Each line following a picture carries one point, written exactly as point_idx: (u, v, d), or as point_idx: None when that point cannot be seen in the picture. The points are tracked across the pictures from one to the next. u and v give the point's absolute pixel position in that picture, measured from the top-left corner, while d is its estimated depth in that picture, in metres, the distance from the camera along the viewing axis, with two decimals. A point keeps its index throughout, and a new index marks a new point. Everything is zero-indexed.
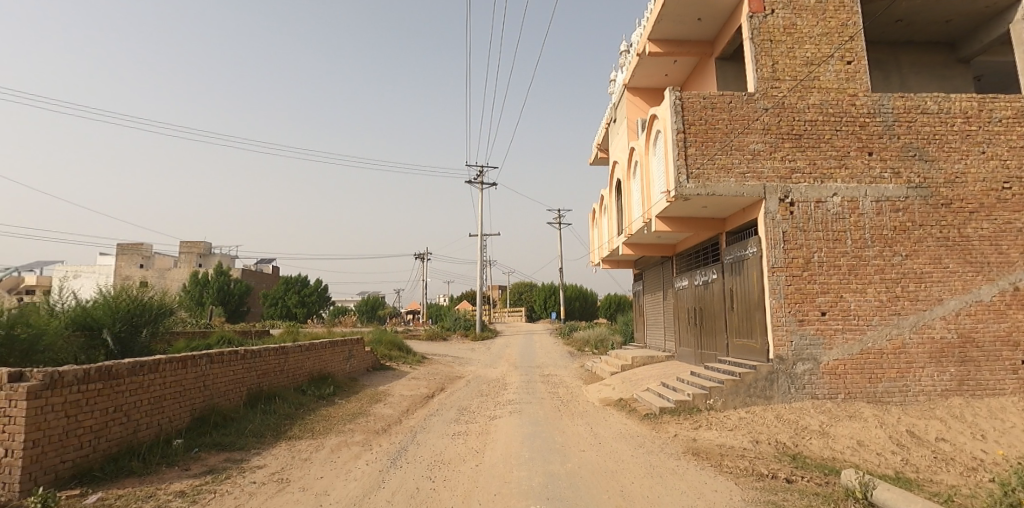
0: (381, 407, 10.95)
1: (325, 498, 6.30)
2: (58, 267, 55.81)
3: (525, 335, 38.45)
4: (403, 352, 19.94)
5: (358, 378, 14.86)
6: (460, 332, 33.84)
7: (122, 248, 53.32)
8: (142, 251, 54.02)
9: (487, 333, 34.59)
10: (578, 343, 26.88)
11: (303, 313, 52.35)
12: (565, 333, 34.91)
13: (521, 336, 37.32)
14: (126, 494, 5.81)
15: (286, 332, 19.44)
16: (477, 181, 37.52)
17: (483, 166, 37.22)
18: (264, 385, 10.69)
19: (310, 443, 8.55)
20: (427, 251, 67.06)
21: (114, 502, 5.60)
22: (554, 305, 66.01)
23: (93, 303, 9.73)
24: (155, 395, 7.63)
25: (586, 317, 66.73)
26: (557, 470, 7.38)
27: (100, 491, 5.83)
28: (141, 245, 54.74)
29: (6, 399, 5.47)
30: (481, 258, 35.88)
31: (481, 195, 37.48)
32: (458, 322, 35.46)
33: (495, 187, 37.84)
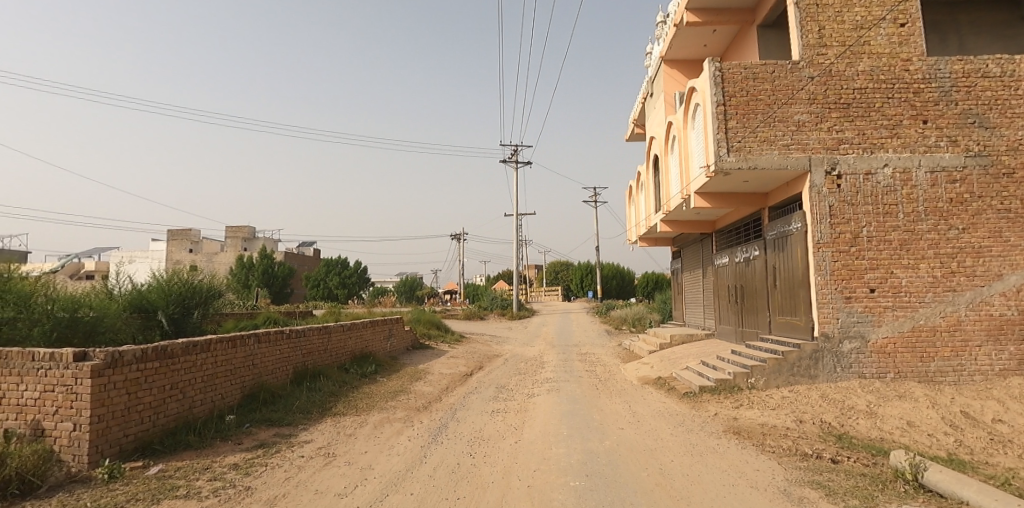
0: (422, 385, 11.23)
1: (370, 472, 6.58)
2: (117, 251, 59.18)
3: (562, 314, 38.36)
4: (442, 331, 20.37)
5: (398, 356, 15.28)
6: (498, 312, 34.16)
7: (172, 234, 56.24)
8: (190, 237, 56.68)
9: (524, 312, 34.71)
10: (615, 321, 26.69)
11: (344, 294, 54.06)
12: (602, 310, 34.78)
13: (557, 315, 37.49)
14: (184, 466, 6.24)
15: (329, 312, 20.10)
16: (512, 159, 36.96)
17: (518, 146, 37.73)
18: (309, 363, 11.13)
19: (354, 419, 8.91)
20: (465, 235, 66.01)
21: (173, 473, 6.00)
22: (590, 284, 65.64)
23: (147, 286, 10.29)
24: (208, 373, 8.09)
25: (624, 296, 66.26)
26: (595, 447, 7.47)
27: (161, 463, 6.30)
28: (189, 230, 57.33)
29: (74, 377, 5.97)
30: (517, 237, 35.63)
31: (518, 174, 37.38)
32: (495, 302, 35.91)
33: (530, 165, 38.29)
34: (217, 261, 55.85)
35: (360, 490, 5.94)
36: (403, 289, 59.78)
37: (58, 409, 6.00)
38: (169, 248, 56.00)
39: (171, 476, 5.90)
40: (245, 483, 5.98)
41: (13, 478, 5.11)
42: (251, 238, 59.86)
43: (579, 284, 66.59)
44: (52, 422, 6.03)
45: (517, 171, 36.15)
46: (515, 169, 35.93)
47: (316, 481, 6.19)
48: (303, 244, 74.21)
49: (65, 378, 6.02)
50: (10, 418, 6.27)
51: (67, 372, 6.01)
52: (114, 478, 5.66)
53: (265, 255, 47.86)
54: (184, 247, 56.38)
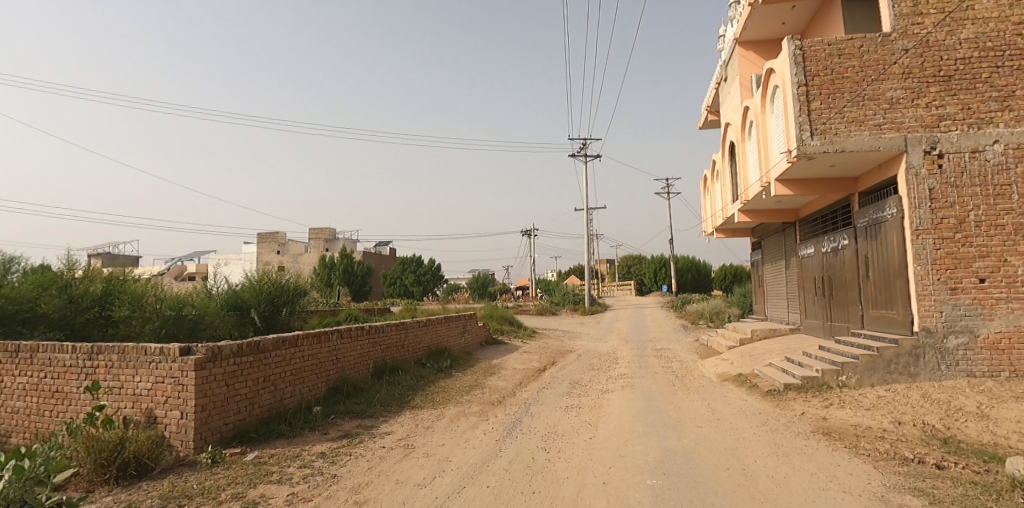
0: (495, 380, 11.47)
1: (447, 464, 6.90)
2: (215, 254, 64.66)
3: (636, 309, 37.45)
4: (514, 326, 20.59)
5: (472, 351, 15.64)
6: (571, 307, 33.98)
7: (261, 238, 60.64)
8: (278, 239, 60.97)
9: (596, 307, 34.28)
10: (691, 316, 25.76)
11: (419, 291, 55.99)
12: (677, 304, 33.71)
13: (630, 309, 36.78)
14: (278, 453, 7.13)
15: (405, 309, 20.89)
16: (581, 153, 36.89)
17: (587, 138, 37.36)
18: (388, 357, 11.67)
19: (431, 412, 9.29)
20: (534, 228, 65.21)
21: (268, 460, 6.95)
22: (666, 279, 63.74)
23: (241, 286, 11.23)
24: (296, 367, 8.78)
25: (701, 290, 63.70)
26: (671, 445, 7.32)
27: (257, 450, 7.17)
28: (277, 233, 61.56)
29: (181, 369, 6.89)
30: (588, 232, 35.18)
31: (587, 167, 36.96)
32: (567, 297, 35.80)
33: (600, 159, 37.75)
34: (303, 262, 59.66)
35: (438, 481, 6.23)
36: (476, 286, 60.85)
37: (167, 399, 6.94)
38: (261, 250, 60.48)
39: (265, 463, 6.81)
40: (331, 471, 6.64)
41: (131, 461, 6.24)
42: (333, 239, 63.23)
43: (653, 279, 64.73)
44: (163, 411, 6.96)
45: (586, 165, 35.73)
46: (584, 163, 35.43)
47: (396, 472, 6.60)
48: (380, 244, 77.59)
49: (174, 370, 6.93)
50: (127, 406, 7.18)
51: (175, 365, 6.93)
52: (216, 463, 6.61)
53: (346, 255, 50.48)
54: (273, 249, 60.63)
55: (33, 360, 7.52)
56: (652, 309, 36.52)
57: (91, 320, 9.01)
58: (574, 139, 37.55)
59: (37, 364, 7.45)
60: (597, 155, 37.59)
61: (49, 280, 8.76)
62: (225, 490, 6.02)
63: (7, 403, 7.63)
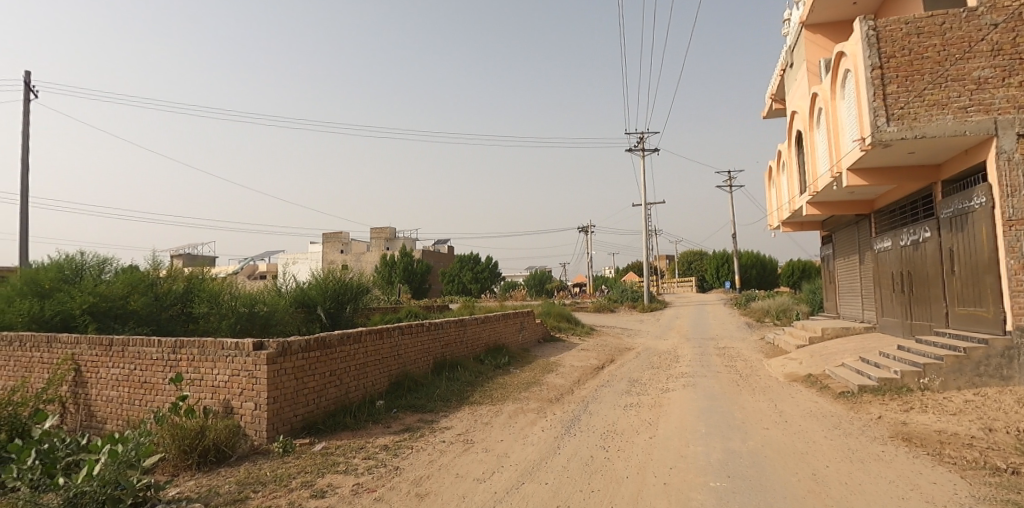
0: (554, 377, 11.36)
1: (506, 460, 6.97)
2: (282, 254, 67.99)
3: (696, 306, 36.32)
4: (572, 323, 20.46)
5: (530, 348, 15.60)
6: (629, 304, 33.40)
7: (326, 237, 63.22)
8: (342, 238, 63.21)
9: (656, 305, 33.48)
10: (757, 313, 24.77)
11: (478, 289, 56.40)
12: (742, 301, 32.43)
13: (691, 307, 35.73)
14: (343, 444, 7.36)
15: (465, 306, 21.14)
16: (638, 147, 35.89)
17: (645, 131, 36.15)
18: (448, 354, 11.77)
19: (489, 408, 9.29)
20: (590, 225, 64.41)
21: (334, 450, 7.16)
22: (727, 275, 61.91)
23: (308, 284, 11.59)
24: (360, 362, 8.96)
25: (765, 287, 61.21)
26: (737, 446, 7.02)
27: (324, 441, 7.42)
28: (341, 233, 63.92)
29: (255, 363, 7.18)
30: (646, 228, 34.46)
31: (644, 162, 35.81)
32: (626, 294, 35.25)
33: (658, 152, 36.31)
34: (364, 260, 61.77)
35: (497, 477, 6.33)
36: (532, 282, 61.16)
37: (242, 390, 7.25)
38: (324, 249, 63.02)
39: (333, 453, 7.07)
40: (394, 463, 6.89)
41: (210, 447, 6.63)
42: (392, 238, 64.82)
43: (715, 276, 63.12)
44: (239, 402, 7.28)
45: (644, 160, 34.92)
46: (642, 158, 34.61)
47: (456, 466, 6.76)
48: (436, 242, 79.11)
49: (248, 363, 7.23)
50: (206, 397, 7.53)
51: (249, 359, 7.22)
52: (287, 452, 6.90)
53: (406, 253, 51.70)
54: (337, 249, 62.96)
55: (126, 354, 7.91)
56: (715, 306, 35.34)
57: (174, 317, 9.53)
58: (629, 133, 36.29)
59: (128, 357, 7.87)
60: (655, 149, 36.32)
61: (137, 280, 9.36)
62: (296, 477, 6.32)
63: (100, 391, 7.99)
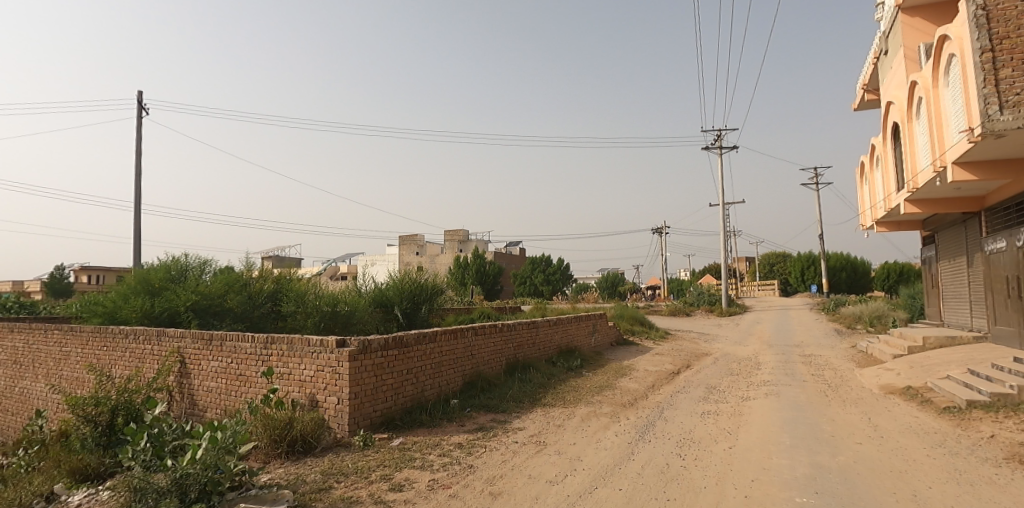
0: (627, 381, 11.13)
1: (579, 464, 6.88)
2: (361, 256, 71.50)
3: (780, 310, 34.43)
4: (645, 327, 20.02)
5: (603, 352, 15.39)
6: (706, 308, 32.26)
7: (403, 240, 65.76)
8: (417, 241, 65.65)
9: (735, 309, 32.12)
10: (848, 319, 23.10)
11: (549, 290, 56.57)
12: (831, 306, 30.40)
13: (775, 311, 33.92)
14: (419, 441, 7.55)
15: (537, 307, 21.19)
16: (713, 146, 34.12)
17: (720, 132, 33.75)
18: (520, 355, 11.79)
19: (562, 411, 9.24)
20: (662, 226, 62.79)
21: (411, 446, 7.36)
22: (812, 278, 58.45)
23: (386, 285, 12.00)
24: (435, 361, 9.16)
25: (854, 290, 57.17)
26: (825, 461, 6.58)
27: (401, 436, 7.65)
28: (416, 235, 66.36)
29: (338, 359, 7.51)
30: (724, 228, 33.13)
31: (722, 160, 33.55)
32: (702, 297, 34.06)
33: (737, 149, 33.58)
34: (439, 262, 63.75)
35: (570, 479, 6.29)
36: (604, 285, 60.73)
37: (326, 385, 7.61)
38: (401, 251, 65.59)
39: (409, 448, 7.26)
40: (468, 461, 6.98)
41: (298, 438, 7.02)
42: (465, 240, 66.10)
43: (800, 278, 59.92)
44: (323, 396, 7.64)
45: (722, 158, 33.55)
46: (719, 156, 33.25)
47: (529, 467, 6.76)
48: (508, 243, 80.15)
49: (332, 360, 7.58)
50: (294, 390, 7.95)
51: (333, 355, 7.57)
52: (367, 445, 7.18)
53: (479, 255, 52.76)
54: (414, 251, 65.30)
55: (224, 348, 8.51)
56: (801, 311, 33.34)
57: (265, 314, 10.21)
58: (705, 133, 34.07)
59: (226, 351, 8.46)
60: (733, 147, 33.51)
61: (233, 281, 10.07)
62: (375, 470, 6.53)
63: (201, 382, 8.65)
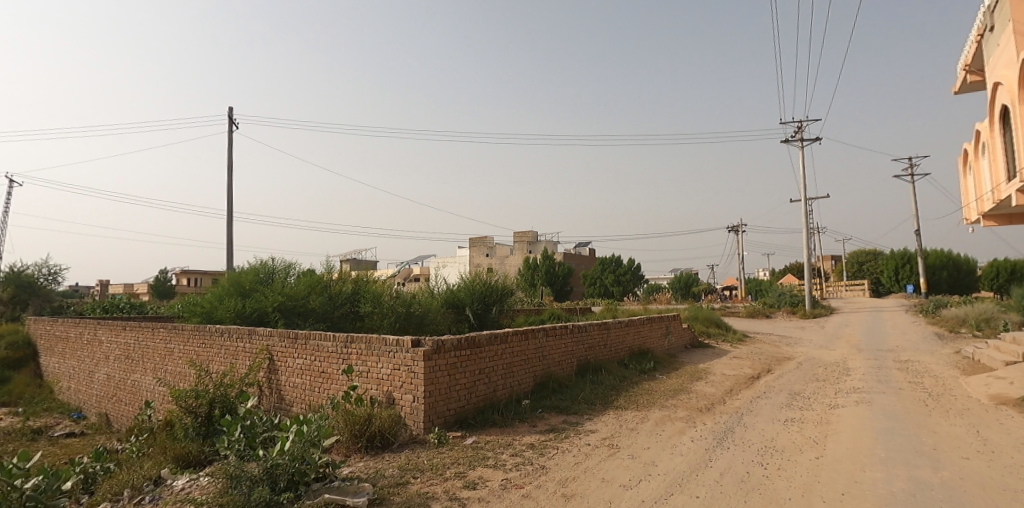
0: (703, 385, 10.75)
1: (653, 469, 6.71)
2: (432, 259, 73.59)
3: (872, 312, 32.06)
4: (721, 329, 19.29)
5: (677, 354, 14.97)
6: (787, 309, 30.63)
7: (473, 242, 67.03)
8: (486, 243, 66.70)
9: (821, 310, 30.29)
10: (952, 322, 21.14)
11: (620, 292, 55.67)
12: (933, 307, 27.96)
13: (866, 313, 31.62)
14: (492, 440, 7.63)
15: (607, 309, 20.93)
16: (795, 138, 32.98)
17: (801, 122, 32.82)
18: (591, 357, 11.67)
19: (635, 414, 9.05)
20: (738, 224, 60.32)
21: (484, 445, 7.45)
22: (906, 277, 54.11)
23: (457, 286, 12.25)
24: (507, 362, 9.23)
25: (956, 290, 52.30)
26: (926, 476, 6.05)
27: (474, 435, 7.77)
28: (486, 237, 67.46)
29: (413, 359, 7.72)
30: (807, 225, 31.30)
31: (802, 153, 32.10)
32: (783, 298, 32.36)
33: (819, 140, 32.16)
34: (508, 263, 64.54)
35: (644, 484, 6.15)
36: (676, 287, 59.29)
37: (402, 383, 7.85)
38: (471, 253, 66.91)
39: (482, 447, 7.36)
40: (540, 462, 6.97)
41: (376, 433, 7.29)
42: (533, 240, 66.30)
43: (893, 277, 55.66)
44: (400, 394, 7.88)
45: (803, 150, 31.77)
46: (800, 149, 31.46)
47: (602, 470, 6.66)
48: (576, 244, 79.75)
49: (408, 359, 7.81)
50: (372, 388, 8.25)
51: (409, 354, 7.79)
52: (441, 443, 7.33)
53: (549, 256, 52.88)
54: (484, 252, 66.40)
55: (308, 346, 8.97)
56: (897, 313, 30.87)
57: (345, 315, 10.56)
58: (786, 124, 33.30)
59: (310, 349, 8.91)
60: (814, 138, 31.98)
61: (316, 282, 10.62)
62: (450, 467, 6.66)
63: (288, 378, 9.16)
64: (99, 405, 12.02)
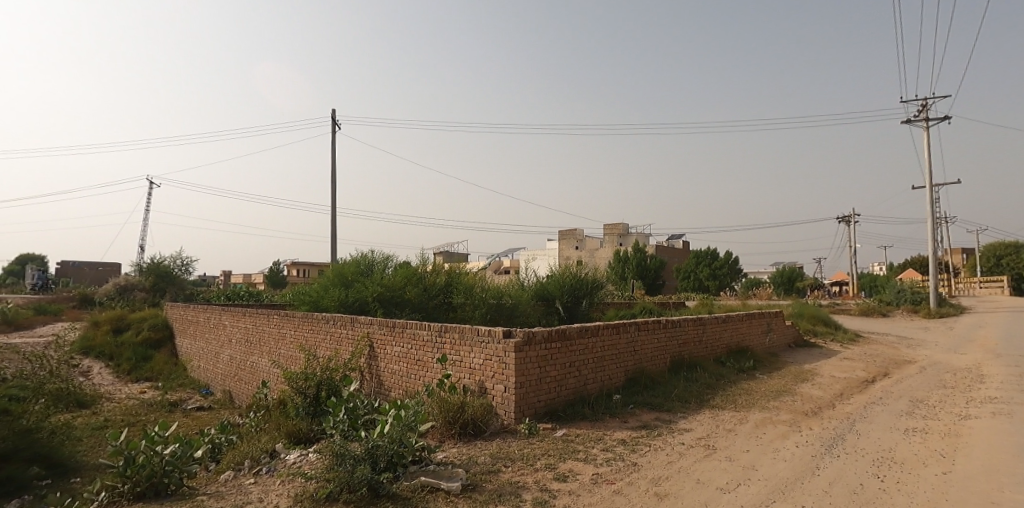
0: (809, 388, 10.06)
1: (754, 473, 6.37)
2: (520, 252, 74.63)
3: (1013, 313, 28.34)
4: (830, 328, 17.95)
5: (779, 353, 14.13)
6: (908, 308, 27.88)
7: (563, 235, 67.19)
8: (576, 236, 66.70)
9: (950, 310, 27.26)
10: None
11: (715, 286, 53.34)
12: None
13: (1007, 314, 28.00)
14: (583, 434, 7.59)
15: (702, 304, 20.15)
16: (919, 116, 29.47)
17: (927, 98, 29.21)
18: (685, 353, 11.28)
19: (733, 415, 8.64)
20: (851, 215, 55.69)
21: (574, 438, 7.44)
22: None
23: (547, 279, 12.31)
24: (597, 356, 9.15)
25: None
26: None
27: (564, 428, 7.78)
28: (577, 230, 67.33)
29: (505, 350, 7.85)
30: (933, 216, 28.21)
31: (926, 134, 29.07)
32: (903, 295, 29.49)
33: (948, 119, 28.80)
34: (597, 257, 63.93)
35: (744, 489, 5.85)
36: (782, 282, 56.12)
37: (493, 373, 8.01)
38: (562, 246, 67.01)
39: (573, 440, 7.34)
40: (632, 459, 6.84)
41: (469, 421, 7.49)
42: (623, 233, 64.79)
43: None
44: (491, 384, 8.04)
45: (928, 131, 28.65)
46: (924, 130, 28.39)
47: (697, 471, 6.42)
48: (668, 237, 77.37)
49: (499, 350, 7.93)
50: (465, 377, 8.48)
51: (500, 345, 7.92)
52: (532, 434, 7.41)
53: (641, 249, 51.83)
54: (573, 245, 66.44)
55: (405, 335, 9.38)
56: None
57: (438, 305, 10.98)
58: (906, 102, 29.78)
59: (407, 337, 9.32)
60: (942, 118, 28.87)
61: (412, 274, 11.11)
62: (541, 459, 6.70)
63: (386, 364, 9.64)
64: (223, 383, 13.34)
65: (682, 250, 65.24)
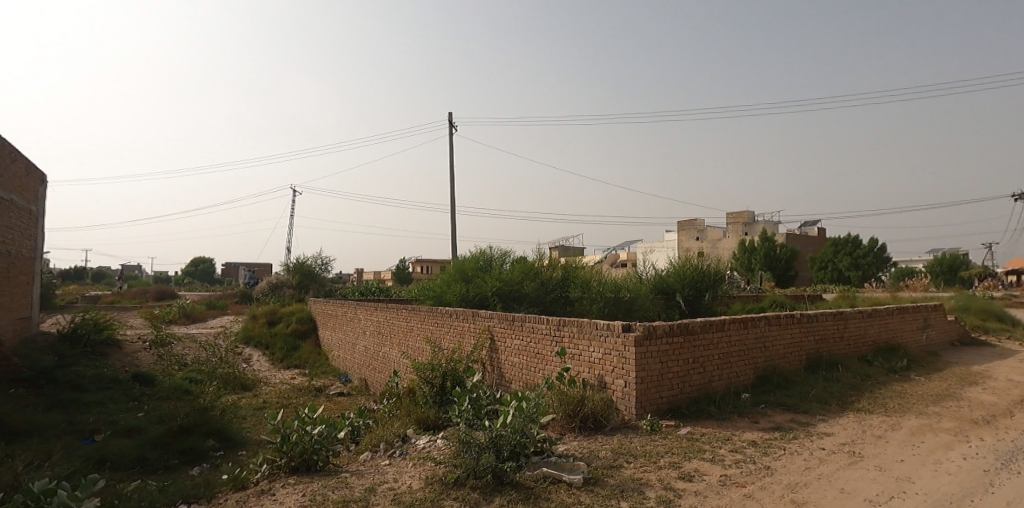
0: (980, 393, 8.81)
1: (910, 486, 5.74)
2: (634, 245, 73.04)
3: None
4: (1006, 324, 15.55)
5: (940, 352, 12.52)
6: None
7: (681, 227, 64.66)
8: (696, 227, 63.88)
9: None
10: None
11: (859, 277, 48.18)
12: None
13: None
14: (709, 433, 7.30)
15: (842, 297, 18.41)
16: None
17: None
18: (823, 350, 10.39)
19: (882, 420, 7.83)
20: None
21: (700, 437, 7.18)
22: None
23: (667, 272, 11.97)
24: (723, 351, 8.74)
25: None
26: None
27: (688, 425, 7.54)
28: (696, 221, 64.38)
29: (624, 344, 7.77)
30: None
31: None
32: None
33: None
34: (719, 248, 60.54)
35: (898, 502, 5.30)
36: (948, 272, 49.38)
37: (613, 368, 7.97)
38: (680, 238, 64.32)
39: (698, 439, 7.09)
40: (765, 462, 6.46)
41: (590, 415, 7.52)
42: (749, 222, 60.53)
43: None
44: (611, 378, 8.00)
45: None
46: None
47: (842, 480, 5.91)
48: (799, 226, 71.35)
49: (619, 344, 7.88)
50: (584, 371, 8.52)
51: (620, 339, 7.87)
52: (654, 430, 7.27)
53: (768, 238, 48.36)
54: (692, 237, 63.66)
55: (524, 328, 9.63)
56: None
57: (555, 300, 11.15)
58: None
59: (526, 331, 9.56)
60: None
61: (528, 269, 11.40)
62: (664, 456, 6.56)
63: (507, 357, 9.97)
64: (359, 371, 14.62)
65: (816, 237, 59.44)
